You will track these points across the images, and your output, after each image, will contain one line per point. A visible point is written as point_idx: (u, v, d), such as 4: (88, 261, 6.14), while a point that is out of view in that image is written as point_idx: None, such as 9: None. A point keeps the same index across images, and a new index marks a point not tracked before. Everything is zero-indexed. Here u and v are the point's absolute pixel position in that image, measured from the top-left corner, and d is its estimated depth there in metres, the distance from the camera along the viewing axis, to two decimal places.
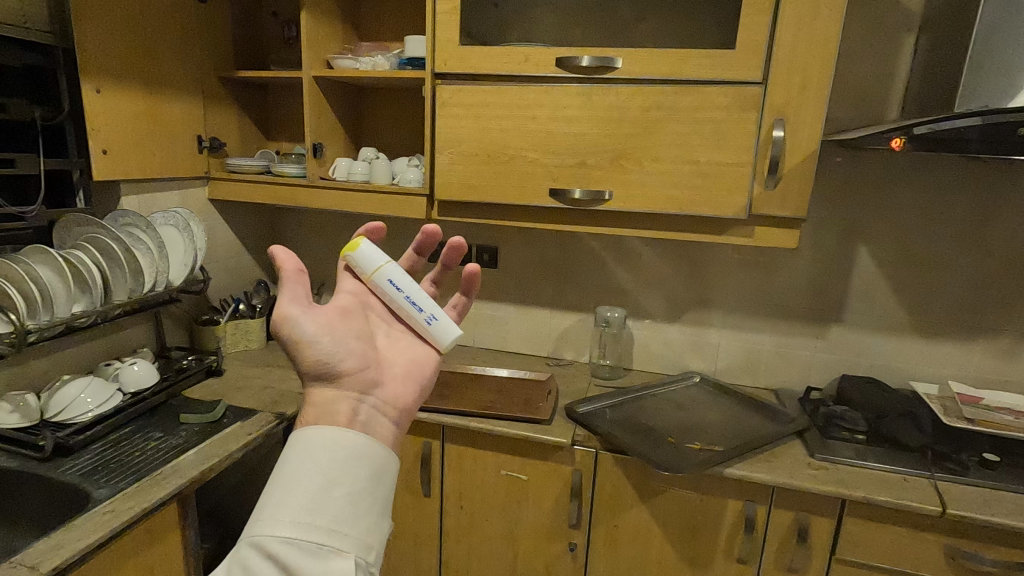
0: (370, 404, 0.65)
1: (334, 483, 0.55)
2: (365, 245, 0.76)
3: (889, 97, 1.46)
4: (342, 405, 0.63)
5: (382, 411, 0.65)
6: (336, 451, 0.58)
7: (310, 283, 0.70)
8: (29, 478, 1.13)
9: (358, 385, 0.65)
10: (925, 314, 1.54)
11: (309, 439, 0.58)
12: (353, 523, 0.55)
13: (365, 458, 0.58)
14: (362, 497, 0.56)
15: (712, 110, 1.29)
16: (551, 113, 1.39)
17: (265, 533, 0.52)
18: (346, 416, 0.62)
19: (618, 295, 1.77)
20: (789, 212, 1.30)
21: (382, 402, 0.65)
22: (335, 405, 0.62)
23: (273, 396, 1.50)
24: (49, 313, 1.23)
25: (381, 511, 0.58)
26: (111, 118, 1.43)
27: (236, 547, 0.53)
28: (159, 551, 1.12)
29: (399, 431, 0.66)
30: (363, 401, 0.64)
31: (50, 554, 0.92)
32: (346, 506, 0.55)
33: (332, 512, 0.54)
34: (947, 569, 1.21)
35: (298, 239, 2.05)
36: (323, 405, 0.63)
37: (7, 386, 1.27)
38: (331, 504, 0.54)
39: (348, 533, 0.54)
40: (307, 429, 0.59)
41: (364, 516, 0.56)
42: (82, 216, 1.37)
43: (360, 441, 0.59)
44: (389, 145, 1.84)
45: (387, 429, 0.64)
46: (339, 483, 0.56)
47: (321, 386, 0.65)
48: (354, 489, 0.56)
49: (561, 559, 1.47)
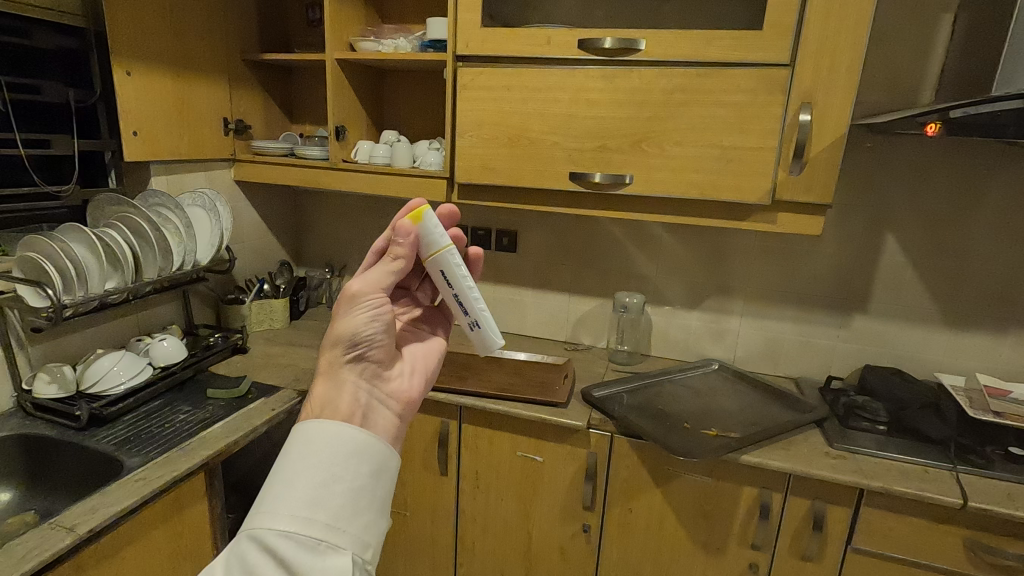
0: (376, 395, 0.62)
1: (335, 478, 0.54)
2: (431, 224, 0.70)
3: (924, 79, 1.41)
4: (349, 390, 0.60)
5: (386, 402, 0.63)
6: (339, 443, 0.56)
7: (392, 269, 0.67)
8: (67, 447, 1.19)
9: (369, 372, 0.63)
10: (954, 304, 1.50)
11: (312, 430, 0.56)
12: (351, 519, 0.53)
13: (368, 454, 0.57)
14: (362, 494, 0.55)
15: (737, 93, 1.27)
16: (573, 97, 1.38)
17: (264, 525, 0.51)
18: (348, 406, 0.59)
19: (637, 281, 1.77)
20: (813, 198, 1.27)
21: (388, 395, 0.63)
22: (339, 393, 0.60)
23: (296, 373, 1.55)
24: (84, 290, 1.26)
25: (381, 509, 0.56)
26: (141, 99, 1.46)
27: (236, 540, 0.52)
28: (188, 519, 1.16)
29: (402, 425, 0.63)
30: (369, 390, 0.62)
31: (87, 516, 0.97)
32: (346, 502, 0.53)
33: (332, 508, 0.52)
34: (967, 563, 1.19)
35: (321, 221, 2.08)
36: (330, 384, 0.60)
37: (45, 359, 1.33)
38: (332, 499, 0.53)
39: (346, 530, 0.52)
40: (310, 422, 0.57)
41: (363, 513, 0.54)
42: (113, 196, 1.40)
43: (363, 436, 0.57)
44: (410, 128, 1.85)
45: (389, 423, 0.61)
46: (340, 478, 0.54)
47: (330, 371, 0.61)
48: (355, 485, 0.54)
49: (575, 541, 1.49)
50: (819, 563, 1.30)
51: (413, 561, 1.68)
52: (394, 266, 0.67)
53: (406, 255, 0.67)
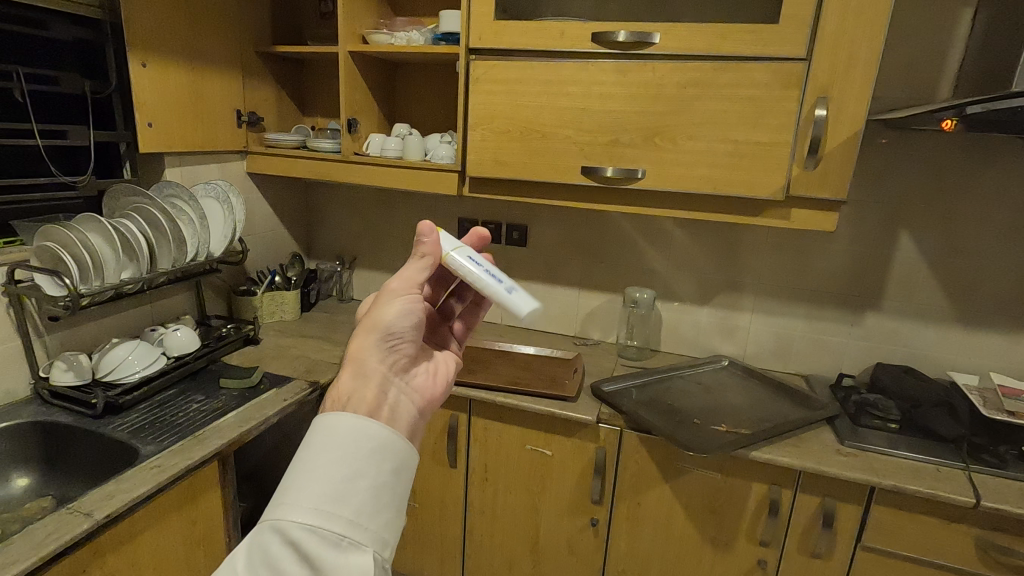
0: (400, 389, 0.62)
1: (359, 474, 0.53)
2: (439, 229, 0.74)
3: (943, 75, 1.39)
4: (377, 378, 0.61)
5: (409, 398, 0.63)
6: (363, 438, 0.55)
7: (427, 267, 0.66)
8: (83, 434, 1.21)
9: (397, 364, 0.63)
10: (969, 302, 1.49)
11: (335, 423, 0.56)
12: (373, 516, 0.53)
13: (391, 451, 0.56)
14: (384, 491, 0.54)
15: (751, 87, 1.25)
16: (585, 90, 1.37)
17: (286, 518, 0.50)
18: (375, 397, 0.59)
19: (648, 276, 1.76)
20: (828, 194, 1.26)
21: (411, 389, 0.64)
22: (366, 383, 0.60)
23: (308, 365, 1.56)
24: (100, 279, 1.28)
25: (400, 507, 0.56)
26: (156, 91, 1.47)
27: (257, 529, 0.52)
28: (201, 507, 1.18)
29: (421, 422, 0.63)
30: (395, 381, 0.62)
31: (104, 502, 0.98)
32: (369, 499, 0.53)
33: (355, 504, 0.52)
34: (979, 563, 1.18)
35: (331, 213, 2.09)
36: (359, 371, 0.60)
37: (61, 348, 1.35)
38: (355, 495, 0.52)
39: (368, 527, 0.52)
40: (336, 411, 0.57)
41: (385, 510, 0.54)
42: (128, 186, 1.41)
43: (386, 432, 0.57)
44: (422, 121, 1.85)
45: (410, 416, 0.61)
46: (364, 474, 0.54)
47: (358, 362, 0.61)
48: (377, 482, 0.54)
49: (583, 534, 1.49)
50: (828, 561, 1.30)
51: (421, 553, 1.69)
52: (426, 263, 0.66)
53: (439, 252, 0.66)
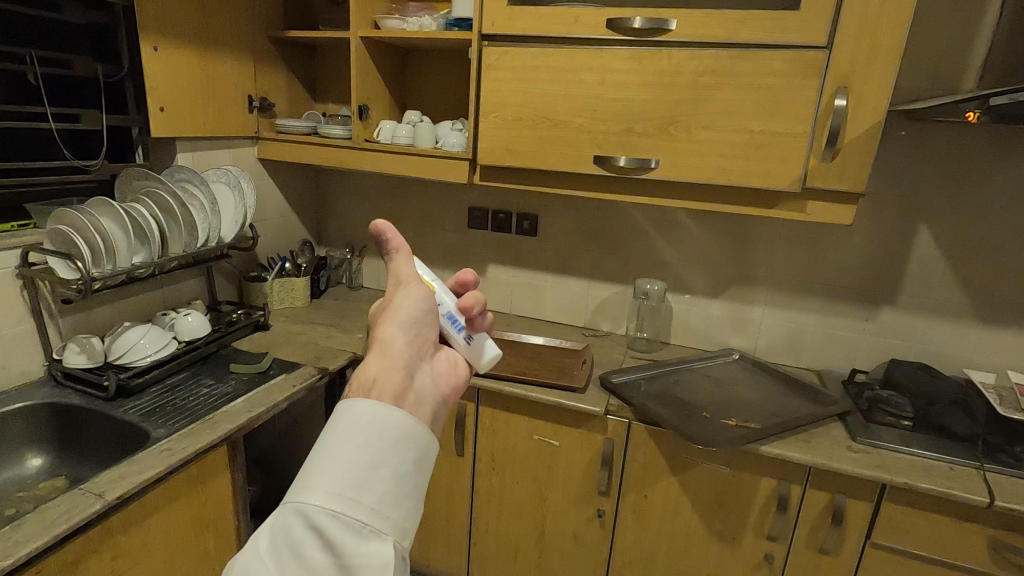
0: (424, 374, 0.63)
1: (382, 462, 0.52)
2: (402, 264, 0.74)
3: (968, 65, 1.35)
4: (404, 361, 0.61)
5: (435, 382, 0.63)
6: (388, 425, 0.55)
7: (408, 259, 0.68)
8: (95, 415, 1.22)
9: (421, 350, 0.64)
10: (987, 299, 1.46)
11: (360, 408, 0.55)
12: (394, 505, 0.52)
13: (414, 440, 0.55)
14: (407, 481, 0.53)
15: (769, 76, 1.23)
16: (600, 78, 1.35)
17: (308, 501, 0.49)
18: (404, 378, 0.59)
19: (659, 268, 1.74)
20: (845, 186, 1.24)
21: (436, 375, 0.64)
22: (396, 364, 0.60)
23: (317, 351, 1.56)
24: (112, 263, 1.29)
25: (421, 497, 0.55)
26: (167, 76, 1.47)
27: (278, 515, 0.50)
28: (210, 489, 1.19)
29: (445, 408, 0.63)
30: (420, 366, 0.63)
31: (115, 483, 0.99)
32: (391, 488, 0.52)
33: (377, 492, 0.51)
34: (990, 562, 1.17)
35: (342, 200, 2.08)
36: (387, 354, 0.61)
37: (75, 330, 1.36)
38: (377, 483, 0.51)
39: (389, 516, 0.51)
40: (364, 395, 0.57)
41: (406, 500, 0.53)
42: (140, 170, 1.42)
43: (410, 419, 0.56)
44: (433, 109, 1.83)
45: (435, 401, 0.61)
46: (386, 462, 0.53)
47: (387, 345, 0.62)
48: (399, 471, 0.53)
49: (589, 525, 1.49)
50: (837, 557, 1.28)
51: (427, 540, 1.70)
52: (405, 255, 0.67)
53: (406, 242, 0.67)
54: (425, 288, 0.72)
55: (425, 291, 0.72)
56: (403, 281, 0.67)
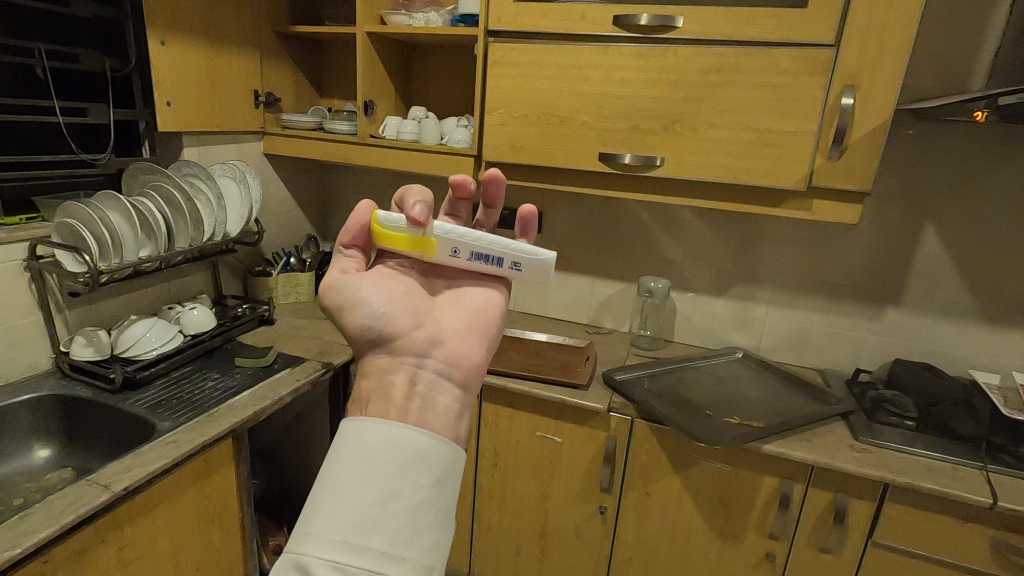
0: (426, 369, 0.64)
1: (393, 497, 0.53)
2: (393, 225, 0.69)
3: (977, 64, 1.34)
4: (396, 371, 0.63)
5: (443, 372, 0.64)
6: (392, 461, 0.55)
7: (353, 262, 0.69)
8: (101, 408, 1.23)
9: (413, 345, 0.65)
10: (993, 299, 1.45)
11: (366, 439, 0.56)
12: (410, 542, 0.52)
13: (428, 463, 0.56)
14: (421, 514, 0.54)
15: (776, 74, 1.22)
16: (605, 75, 1.35)
17: (314, 551, 0.50)
18: (401, 389, 0.61)
19: (664, 266, 1.74)
20: (851, 185, 1.23)
21: (442, 363, 0.65)
22: (392, 375, 0.63)
23: (321, 346, 1.57)
24: (119, 256, 1.30)
25: (440, 524, 0.56)
26: (174, 70, 1.47)
27: (287, 566, 0.51)
28: (215, 482, 1.20)
29: (466, 394, 0.65)
30: (417, 363, 0.64)
31: (122, 475, 1.00)
32: (405, 523, 0.53)
33: (389, 531, 0.52)
34: (993, 563, 1.17)
35: (347, 196, 2.09)
36: (379, 370, 0.63)
37: (82, 323, 1.38)
38: (390, 521, 0.52)
39: (405, 554, 0.52)
40: (363, 419, 0.59)
41: (422, 533, 0.54)
42: (147, 164, 1.42)
43: (421, 438, 0.57)
44: (439, 106, 1.83)
45: (446, 396, 0.63)
46: (398, 495, 0.54)
47: (378, 359, 0.65)
48: (412, 504, 0.54)
49: (591, 521, 1.50)
50: (838, 557, 1.29)
51: None
52: (349, 260, 0.69)
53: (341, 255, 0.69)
54: (436, 247, 0.70)
55: (437, 250, 0.69)
56: (337, 288, 0.66)
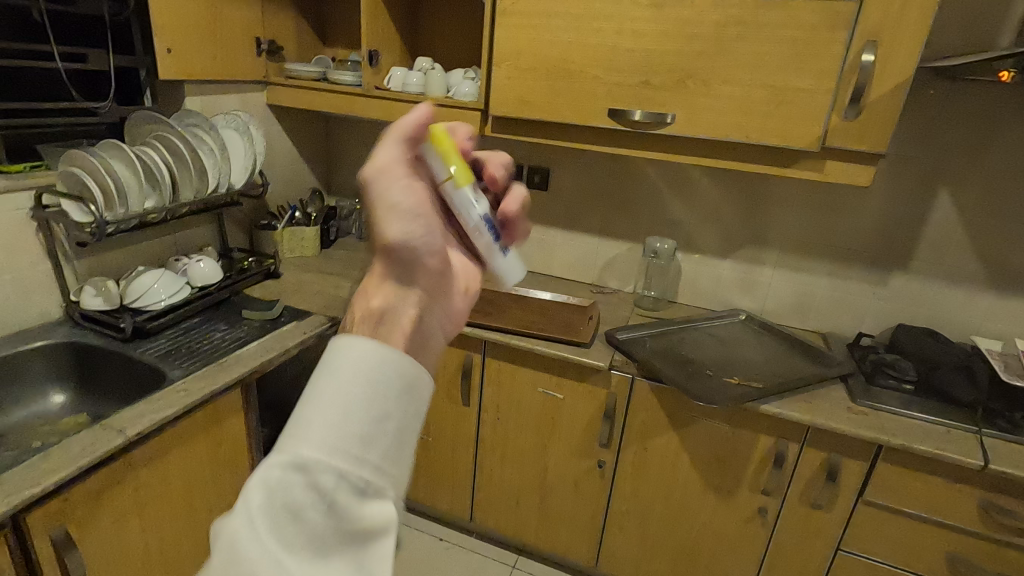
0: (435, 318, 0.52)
1: (399, 408, 0.43)
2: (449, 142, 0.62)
3: (1006, 21, 1.28)
4: (413, 306, 0.50)
5: (444, 323, 0.53)
6: (405, 366, 0.44)
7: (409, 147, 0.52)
8: (112, 356, 1.26)
9: (433, 285, 0.52)
10: (1002, 266, 1.44)
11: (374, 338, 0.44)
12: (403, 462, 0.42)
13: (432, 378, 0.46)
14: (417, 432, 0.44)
15: (795, 28, 1.17)
16: (617, 27, 1.30)
17: (308, 453, 0.39)
18: (418, 331, 0.48)
19: (670, 226, 1.73)
20: (865, 146, 1.20)
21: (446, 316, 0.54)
22: (407, 309, 0.49)
23: (327, 300, 1.58)
24: (124, 207, 1.30)
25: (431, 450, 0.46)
26: (176, 15, 1.43)
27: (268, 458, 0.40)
28: (225, 430, 1.23)
29: None
30: (430, 306, 0.52)
31: (136, 419, 1.04)
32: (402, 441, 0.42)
33: (388, 446, 0.41)
34: (979, 522, 1.20)
35: (352, 150, 2.06)
36: (395, 296, 0.49)
37: (91, 273, 1.39)
38: (391, 434, 0.42)
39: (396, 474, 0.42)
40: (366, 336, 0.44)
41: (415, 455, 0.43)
42: (149, 113, 1.40)
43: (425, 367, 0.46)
44: (445, 57, 1.78)
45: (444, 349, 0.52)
46: (402, 407, 0.43)
47: (393, 279, 0.50)
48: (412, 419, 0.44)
49: (589, 475, 1.54)
50: (828, 513, 1.32)
51: (433, 484, 1.77)
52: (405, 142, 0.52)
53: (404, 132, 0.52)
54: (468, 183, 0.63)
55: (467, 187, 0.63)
56: (385, 175, 0.49)
